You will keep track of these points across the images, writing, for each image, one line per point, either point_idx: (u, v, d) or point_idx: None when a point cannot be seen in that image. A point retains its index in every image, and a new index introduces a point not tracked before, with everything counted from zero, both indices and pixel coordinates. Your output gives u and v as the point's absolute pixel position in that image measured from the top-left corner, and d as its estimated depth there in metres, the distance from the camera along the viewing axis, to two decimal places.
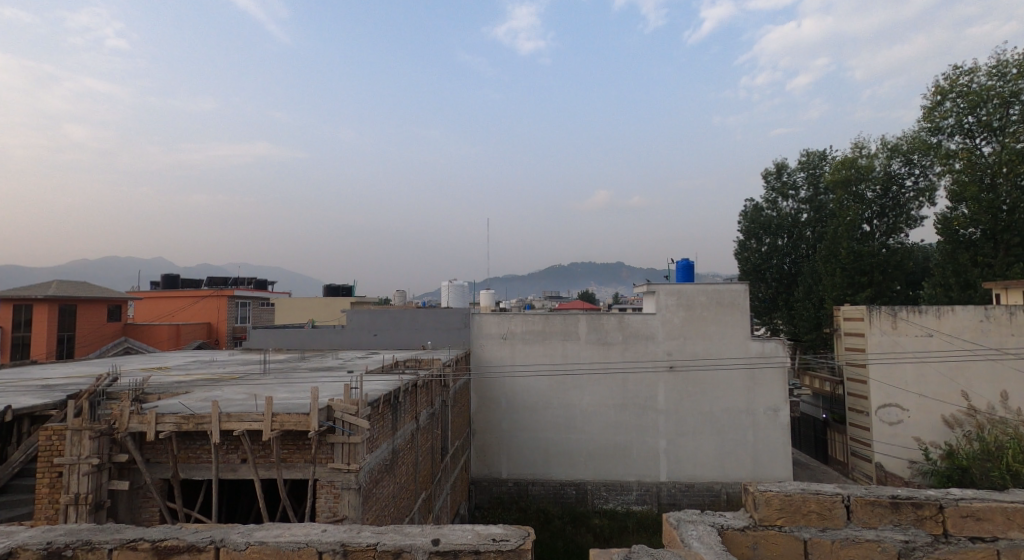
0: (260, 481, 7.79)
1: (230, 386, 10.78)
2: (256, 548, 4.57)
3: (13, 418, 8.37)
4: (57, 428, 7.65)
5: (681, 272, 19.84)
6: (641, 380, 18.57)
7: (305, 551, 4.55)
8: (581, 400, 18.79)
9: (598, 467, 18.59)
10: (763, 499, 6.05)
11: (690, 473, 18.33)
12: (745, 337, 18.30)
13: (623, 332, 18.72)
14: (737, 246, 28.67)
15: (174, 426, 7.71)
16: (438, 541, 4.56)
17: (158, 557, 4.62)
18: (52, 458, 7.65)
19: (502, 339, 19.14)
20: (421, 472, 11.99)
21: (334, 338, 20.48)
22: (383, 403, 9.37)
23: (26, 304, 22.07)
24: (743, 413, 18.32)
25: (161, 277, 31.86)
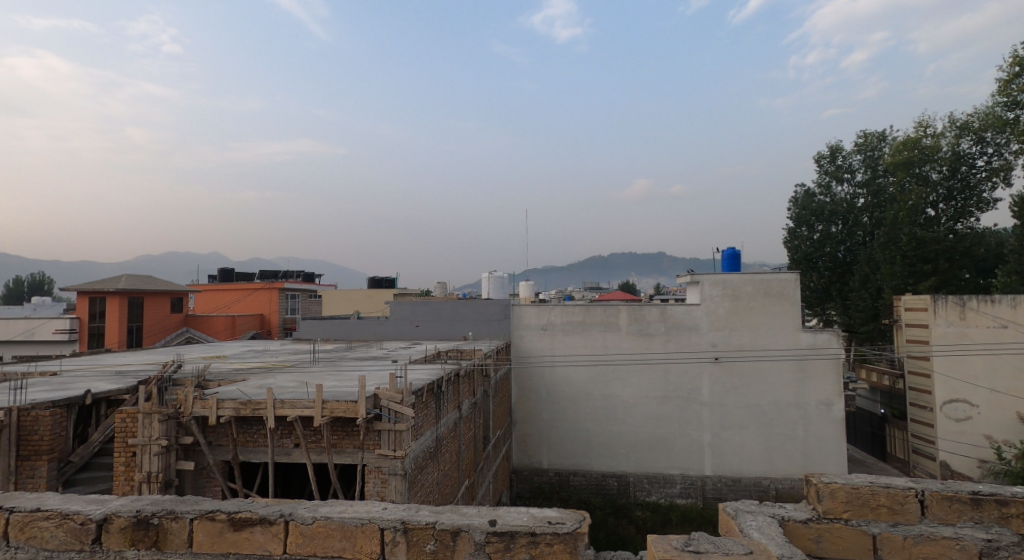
0: (313, 466, 8.05)
1: (284, 374, 11.19)
2: (322, 522, 4.28)
3: (93, 401, 8.92)
4: (130, 412, 8.08)
5: (727, 262, 19.40)
6: (684, 372, 18.30)
7: (368, 528, 4.24)
8: (622, 392, 18.64)
9: (640, 459, 18.46)
10: (827, 491, 5.58)
11: (736, 467, 18.01)
12: (796, 328, 17.77)
13: (666, 323, 18.45)
14: (788, 234, 27.99)
15: (233, 412, 8.05)
16: (495, 521, 4.19)
17: (234, 529, 4.34)
18: (126, 439, 8.09)
19: (542, 330, 19.15)
20: (465, 461, 12.19)
21: (378, 329, 20.99)
22: (428, 393, 9.52)
23: (100, 296, 23.51)
24: (794, 407, 17.87)
25: (216, 272, 33.14)
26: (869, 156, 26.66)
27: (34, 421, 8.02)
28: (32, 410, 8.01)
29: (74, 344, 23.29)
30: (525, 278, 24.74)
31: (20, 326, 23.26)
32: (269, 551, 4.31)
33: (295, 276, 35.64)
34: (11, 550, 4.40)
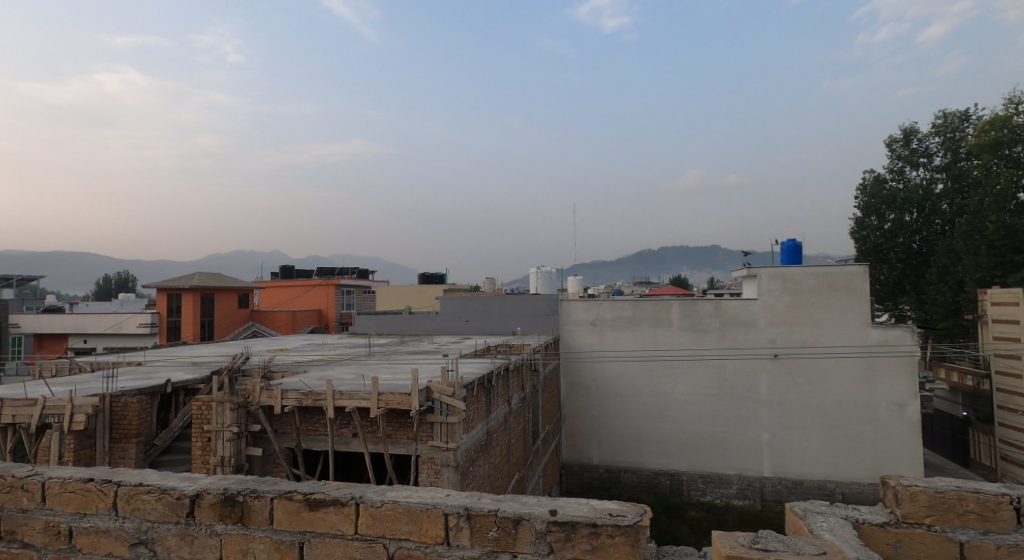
0: (369, 456, 8.30)
1: (342, 366, 11.59)
2: (391, 506, 3.67)
3: (172, 390, 9.47)
4: (205, 400, 8.51)
5: (787, 254, 18.79)
6: (740, 369, 17.86)
7: (432, 514, 3.63)
8: (674, 389, 18.35)
9: (694, 458, 18.16)
10: (907, 493, 4.57)
11: (797, 470, 17.50)
12: (864, 324, 17.05)
13: (722, 319, 18.04)
14: (857, 223, 27.20)
15: (296, 402, 8.38)
16: (555, 511, 3.54)
17: (310, 512, 3.75)
18: (201, 425, 8.54)
19: (591, 325, 19.05)
20: (515, 455, 12.27)
21: (429, 323, 21.38)
22: (478, 386, 9.61)
23: (176, 292, 24.85)
24: (862, 407, 17.17)
25: (278, 268, 34.48)
26: (949, 138, 25.25)
27: (123, 406, 8.54)
28: (122, 397, 8.54)
29: (154, 337, 24.75)
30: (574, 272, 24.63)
31: (107, 320, 24.96)
32: (341, 533, 3.71)
33: (350, 272, 36.65)
34: (118, 521, 3.91)
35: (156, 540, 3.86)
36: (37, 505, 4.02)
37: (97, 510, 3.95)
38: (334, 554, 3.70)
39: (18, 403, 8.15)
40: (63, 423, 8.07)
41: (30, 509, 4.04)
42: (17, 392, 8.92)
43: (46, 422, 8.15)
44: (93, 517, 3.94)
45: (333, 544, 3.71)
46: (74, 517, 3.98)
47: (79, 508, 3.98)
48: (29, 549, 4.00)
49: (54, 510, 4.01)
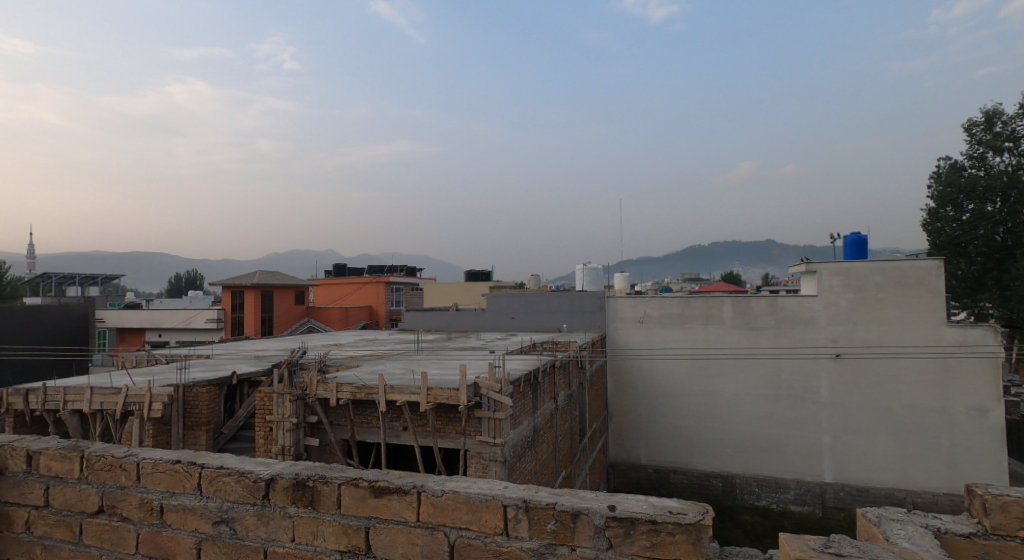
0: (419, 448, 8.47)
1: (392, 361, 11.85)
2: (452, 496, 3.60)
3: (238, 382, 9.88)
4: (266, 392, 8.85)
5: (850, 247, 18.07)
6: (798, 369, 17.32)
7: (491, 505, 3.55)
8: (726, 389, 17.95)
9: (748, 461, 17.74)
10: (996, 504, 4.29)
11: (861, 476, 16.87)
12: (939, 323, 16.21)
13: (777, 316, 17.53)
14: (935, 214, 26.20)
15: (350, 395, 8.62)
16: (614, 506, 3.44)
17: (376, 499, 3.70)
18: (263, 415, 8.89)
19: (639, 323, 18.84)
20: (561, 452, 12.27)
21: (476, 319, 21.59)
22: (524, 383, 9.65)
23: (238, 290, 25.86)
24: (935, 412, 16.34)
25: (331, 267, 35.41)
26: None
27: (195, 396, 8.97)
28: (193, 387, 8.97)
29: (219, 332, 25.95)
30: (621, 269, 24.37)
31: (176, 317, 26.28)
32: (404, 520, 3.66)
33: (399, 270, 37.33)
34: (202, 500, 3.93)
35: (235, 521, 3.87)
36: (133, 483, 4.05)
37: (184, 489, 3.97)
38: (398, 541, 3.65)
39: (103, 390, 8.77)
40: (142, 411, 8.61)
41: (126, 486, 4.07)
42: (103, 380, 9.51)
43: (128, 409, 8.69)
44: (182, 495, 3.96)
45: (396, 531, 3.66)
46: (164, 495, 4.00)
47: (168, 487, 4.00)
48: (127, 523, 4.04)
49: (148, 488, 4.04)
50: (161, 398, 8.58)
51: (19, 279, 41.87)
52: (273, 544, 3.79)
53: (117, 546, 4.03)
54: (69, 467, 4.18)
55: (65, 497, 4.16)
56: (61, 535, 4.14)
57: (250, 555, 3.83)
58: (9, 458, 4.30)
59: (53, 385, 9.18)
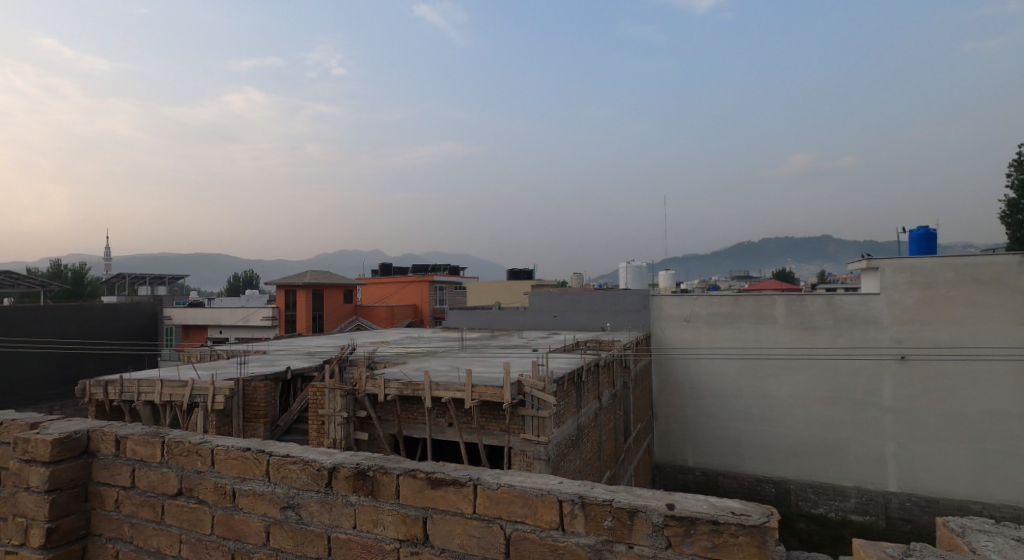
0: (464, 445, 8.57)
1: (438, 358, 12.03)
2: (508, 490, 3.38)
3: (292, 376, 10.20)
4: (318, 387, 9.11)
5: (918, 241, 17.28)
6: (858, 371, 16.67)
7: (546, 501, 3.30)
8: (779, 391, 17.45)
9: (804, 466, 17.22)
10: None
11: (930, 486, 16.13)
12: (1017, 323, 15.34)
13: (835, 315, 16.94)
14: (1012, 205, 24.88)
15: (397, 391, 8.80)
16: (673, 504, 3.16)
17: (433, 491, 3.49)
18: (316, 409, 9.18)
19: (685, 322, 18.55)
20: (606, 452, 12.19)
21: (519, 318, 21.66)
22: (568, 382, 9.62)
23: (290, 289, 26.68)
24: (1012, 419, 15.48)
25: (377, 266, 36.11)
26: None
27: (253, 390, 9.32)
28: (252, 382, 9.27)
29: (273, 329, 26.85)
30: (666, 266, 24.02)
31: (233, 315, 27.36)
32: (460, 512, 3.45)
33: (443, 268, 37.76)
34: (270, 486, 3.83)
35: (301, 506, 3.73)
36: (208, 468, 3.99)
37: (254, 476, 3.88)
38: (455, 532, 3.43)
39: (171, 383, 9.23)
40: (207, 403, 9.00)
41: (202, 471, 4.01)
42: (172, 373, 10.02)
43: (194, 400, 9.11)
44: (252, 481, 3.87)
45: (453, 523, 3.44)
46: (236, 480, 3.92)
47: (240, 472, 3.92)
48: (203, 506, 3.97)
49: (221, 473, 3.97)
50: (223, 391, 8.96)
51: (95, 279, 44.47)
52: (336, 530, 3.64)
53: (195, 526, 3.96)
54: (153, 452, 4.14)
55: (148, 479, 4.12)
56: (146, 514, 4.09)
57: (314, 541, 3.67)
58: (98, 442, 4.28)
59: (129, 377, 9.73)
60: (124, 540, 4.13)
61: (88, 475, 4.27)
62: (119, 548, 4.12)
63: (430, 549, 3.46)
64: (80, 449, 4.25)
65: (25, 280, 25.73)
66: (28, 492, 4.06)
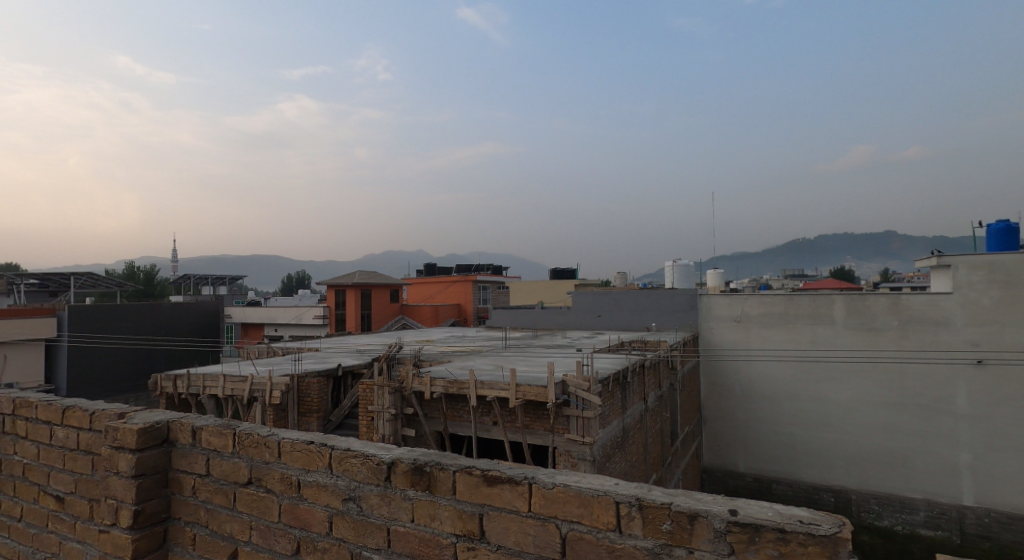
0: (509, 443, 8.61)
1: (483, 357, 12.11)
2: (564, 490, 3.36)
3: (343, 373, 10.45)
4: (368, 384, 9.32)
5: (996, 237, 16.40)
6: (926, 376, 15.89)
7: (603, 502, 3.26)
8: (839, 395, 16.80)
9: (866, 475, 16.59)
10: None
11: (1009, 501, 15.17)
12: None
13: (901, 317, 16.15)
14: None
15: (443, 389, 8.89)
16: (736, 510, 3.06)
17: (489, 489, 3.52)
18: (366, 406, 9.41)
19: (736, 323, 18.14)
20: (652, 455, 12.05)
21: (562, 318, 21.60)
22: (613, 382, 9.54)
23: (339, 289, 27.33)
24: None
25: (421, 267, 36.61)
26: None
27: (307, 386, 9.60)
28: (305, 378, 9.56)
29: (324, 328, 27.59)
30: (714, 265, 23.50)
31: (286, 314, 28.23)
32: (516, 510, 3.45)
33: (486, 268, 38.02)
34: (332, 478, 3.92)
35: (362, 499, 3.82)
36: (276, 459, 4.12)
37: (318, 468, 3.99)
38: (511, 530, 3.44)
39: (232, 378, 9.59)
40: (264, 397, 9.32)
41: (270, 462, 4.15)
42: (233, 369, 10.43)
43: (253, 395, 9.44)
44: (316, 473, 3.97)
45: (508, 520, 3.46)
46: (301, 471, 4.04)
47: (305, 464, 4.04)
48: (271, 495, 4.10)
49: (288, 465, 4.10)
50: (279, 386, 9.26)
51: (164, 280, 46.79)
52: (394, 523, 3.70)
53: (263, 514, 4.10)
54: (225, 443, 4.30)
55: (222, 468, 4.28)
56: (220, 501, 4.25)
57: (375, 533, 3.75)
58: (177, 432, 4.48)
59: (195, 371, 10.18)
60: (201, 525, 4.30)
61: (169, 463, 4.48)
62: (196, 533, 4.29)
63: (487, 545, 3.48)
64: (161, 438, 4.45)
65: (104, 281, 27.12)
66: (117, 476, 4.31)
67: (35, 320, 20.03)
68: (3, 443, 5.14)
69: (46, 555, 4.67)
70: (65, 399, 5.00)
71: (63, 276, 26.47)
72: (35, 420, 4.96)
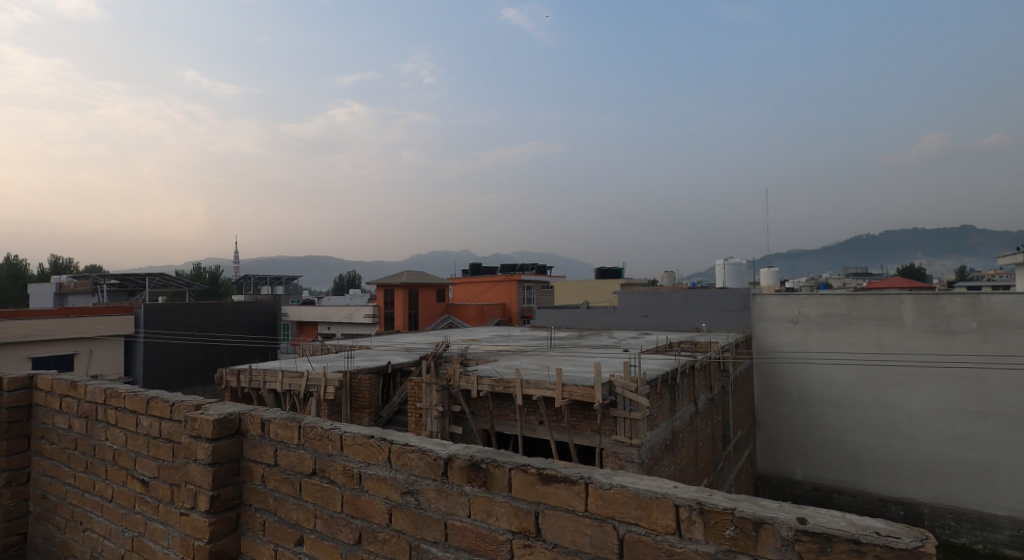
0: (555, 443, 8.60)
1: (529, 357, 12.12)
2: (621, 491, 3.33)
3: (393, 370, 10.65)
4: (416, 381, 9.48)
5: None
6: (1005, 383, 15.02)
7: (662, 504, 3.21)
8: (907, 402, 16.07)
9: (938, 488, 15.81)
10: None
11: None
12: None
13: (981, 318, 15.27)
14: None
15: (489, 387, 8.95)
16: (805, 518, 2.96)
17: (544, 487, 3.52)
18: (415, 403, 9.58)
19: (793, 323, 17.60)
20: (703, 458, 11.80)
21: (608, 318, 21.43)
22: (661, 383, 9.39)
23: (388, 289, 27.85)
24: None
25: (467, 267, 36.90)
26: None
27: (359, 382, 9.83)
28: (357, 374, 9.79)
29: (374, 327, 28.18)
30: (768, 263, 22.83)
31: (338, 313, 28.96)
32: (572, 509, 3.44)
33: (530, 268, 38.06)
34: (391, 472, 4.00)
35: (419, 493, 3.88)
36: (338, 452, 4.23)
37: (378, 461, 4.07)
38: (567, 529, 3.44)
39: (291, 374, 9.93)
40: (320, 393, 9.60)
41: (333, 454, 4.26)
42: (291, 365, 10.77)
43: (310, 390, 9.73)
44: (376, 466, 4.06)
45: (565, 519, 3.45)
46: (362, 464, 4.12)
47: (365, 457, 4.13)
48: (333, 486, 4.22)
49: (349, 458, 4.20)
50: (333, 382, 9.53)
51: (227, 280, 48.80)
52: (452, 518, 3.75)
53: (327, 504, 4.22)
54: (291, 435, 4.43)
55: (288, 459, 4.43)
56: (287, 490, 4.40)
57: (432, 526, 3.81)
58: (247, 423, 4.66)
59: (256, 367, 10.58)
60: (269, 512, 4.46)
61: (241, 453, 4.66)
62: (265, 519, 4.46)
63: (543, 543, 3.49)
64: (234, 429, 4.64)
65: (176, 281, 28.52)
66: (195, 463, 4.52)
67: (115, 317, 21.21)
68: (94, 430, 5.44)
69: (134, 534, 4.96)
70: (149, 390, 5.27)
71: (140, 277, 27.98)
72: (123, 409, 5.24)
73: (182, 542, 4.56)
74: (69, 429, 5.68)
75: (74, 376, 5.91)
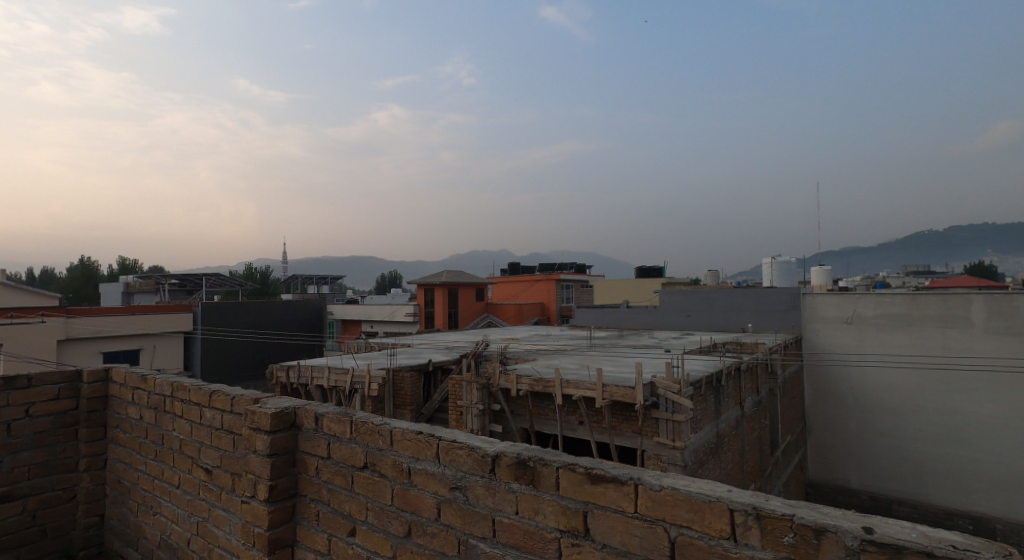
0: (595, 443, 8.55)
1: (570, 356, 12.07)
2: (671, 492, 3.28)
3: (434, 368, 10.79)
4: (456, 379, 9.57)
5: None
6: None
7: (716, 508, 3.15)
8: (973, 408, 15.33)
9: (1007, 500, 15.03)
10: None
11: None
12: None
13: None
14: None
15: (529, 386, 8.97)
16: (871, 528, 2.86)
17: (592, 486, 3.50)
18: (455, 401, 9.68)
19: (847, 324, 17.05)
20: (749, 462, 11.54)
21: (649, 318, 21.18)
22: (706, 385, 9.22)
23: (428, 288, 28.16)
24: None
25: (506, 266, 36.97)
26: None
27: (402, 379, 9.99)
28: (400, 371, 9.94)
29: (414, 325, 28.53)
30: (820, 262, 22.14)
31: (380, 312, 29.43)
32: (621, 509, 3.41)
33: (570, 267, 37.91)
34: (440, 467, 4.04)
35: (468, 489, 3.91)
36: (388, 446, 4.30)
37: (427, 456, 4.12)
38: (616, 529, 3.41)
39: (336, 370, 10.17)
40: (364, 389, 9.79)
41: (383, 448, 4.33)
42: (337, 362, 11.00)
43: (356, 387, 9.94)
44: (425, 461, 4.11)
45: (614, 519, 3.42)
46: (411, 459, 4.18)
47: (414, 452, 4.19)
48: (384, 480, 4.29)
49: (399, 452, 4.26)
50: (376, 379, 9.71)
51: (276, 280, 50.24)
52: (500, 514, 3.77)
53: (378, 497, 4.30)
54: (343, 429, 4.52)
55: (341, 452, 4.52)
56: (339, 482, 4.50)
57: (481, 522, 3.83)
58: (303, 417, 4.78)
59: (305, 363, 10.86)
60: (323, 503, 4.57)
61: (296, 445, 4.78)
62: (319, 510, 4.58)
63: (592, 543, 3.48)
64: (290, 422, 4.76)
65: (229, 281, 29.52)
66: (255, 454, 4.67)
67: (174, 315, 22.12)
68: (163, 420, 5.68)
69: (198, 520, 5.16)
70: (212, 384, 5.46)
71: (196, 276, 29.12)
72: (188, 401, 5.45)
73: (242, 528, 4.71)
74: (140, 419, 5.94)
75: (144, 369, 6.18)
